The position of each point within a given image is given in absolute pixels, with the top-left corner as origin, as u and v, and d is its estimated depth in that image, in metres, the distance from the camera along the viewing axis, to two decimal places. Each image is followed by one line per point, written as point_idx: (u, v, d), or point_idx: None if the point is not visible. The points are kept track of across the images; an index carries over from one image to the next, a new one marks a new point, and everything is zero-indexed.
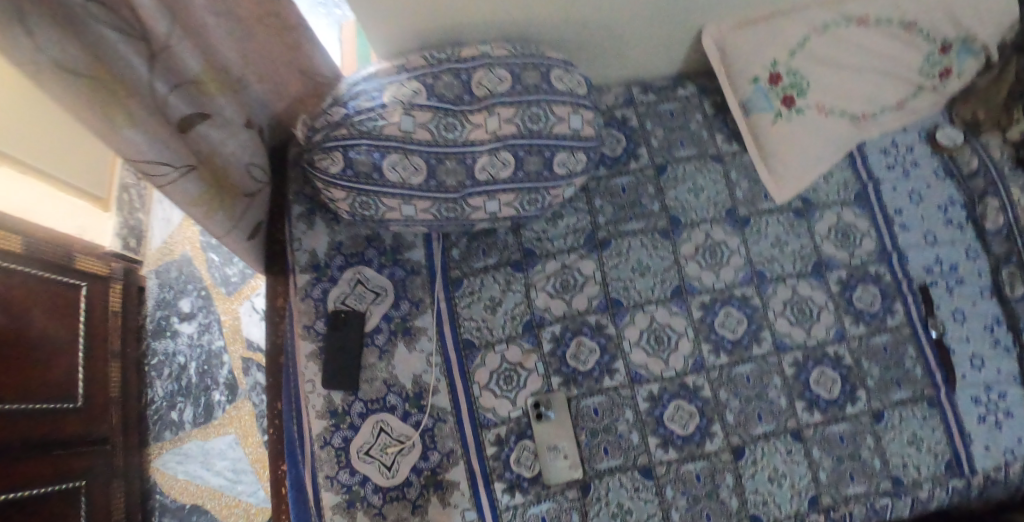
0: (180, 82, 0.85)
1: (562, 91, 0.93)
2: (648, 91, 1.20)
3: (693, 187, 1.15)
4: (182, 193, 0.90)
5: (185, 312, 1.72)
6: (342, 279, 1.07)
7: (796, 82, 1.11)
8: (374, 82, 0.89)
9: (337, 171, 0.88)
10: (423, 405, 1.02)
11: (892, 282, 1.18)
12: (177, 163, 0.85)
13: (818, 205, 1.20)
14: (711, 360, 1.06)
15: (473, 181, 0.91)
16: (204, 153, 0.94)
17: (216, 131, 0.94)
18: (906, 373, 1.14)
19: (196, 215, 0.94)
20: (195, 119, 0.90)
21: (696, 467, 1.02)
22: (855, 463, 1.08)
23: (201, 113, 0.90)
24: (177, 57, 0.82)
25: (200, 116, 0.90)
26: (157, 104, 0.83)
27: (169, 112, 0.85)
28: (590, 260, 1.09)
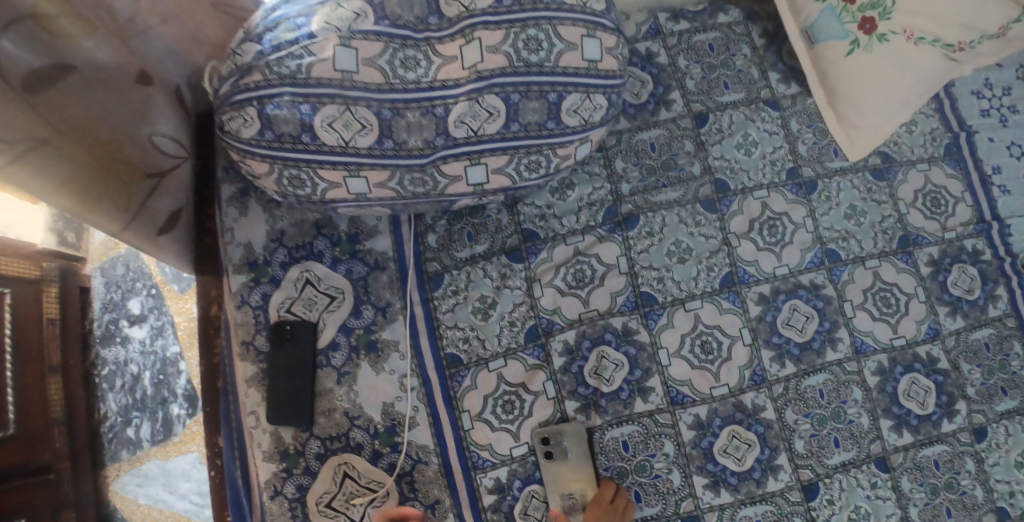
0: (14, 16, 0.58)
1: (570, 6, 0.65)
2: (679, 17, 0.91)
3: (744, 141, 0.88)
4: (42, 178, 0.64)
5: (135, 315, 1.32)
6: (287, 279, 0.81)
7: (876, 0, 0.83)
8: (299, 4, 0.62)
9: (253, 135, 0.63)
10: (398, 442, 0.78)
11: (993, 259, 0.92)
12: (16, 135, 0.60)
13: (900, 162, 0.94)
14: (773, 371, 0.81)
15: (446, 139, 0.65)
16: (79, 122, 0.67)
17: (90, 90, 0.68)
18: (1012, 377, 0.88)
19: (72, 206, 0.69)
20: (51, 71, 0.63)
21: (756, 513, 0.78)
22: (953, 496, 0.83)
23: (61, 62, 0.64)
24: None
25: (59, 68, 0.64)
26: None
27: (7, 64, 0.58)
28: (613, 244, 0.82)
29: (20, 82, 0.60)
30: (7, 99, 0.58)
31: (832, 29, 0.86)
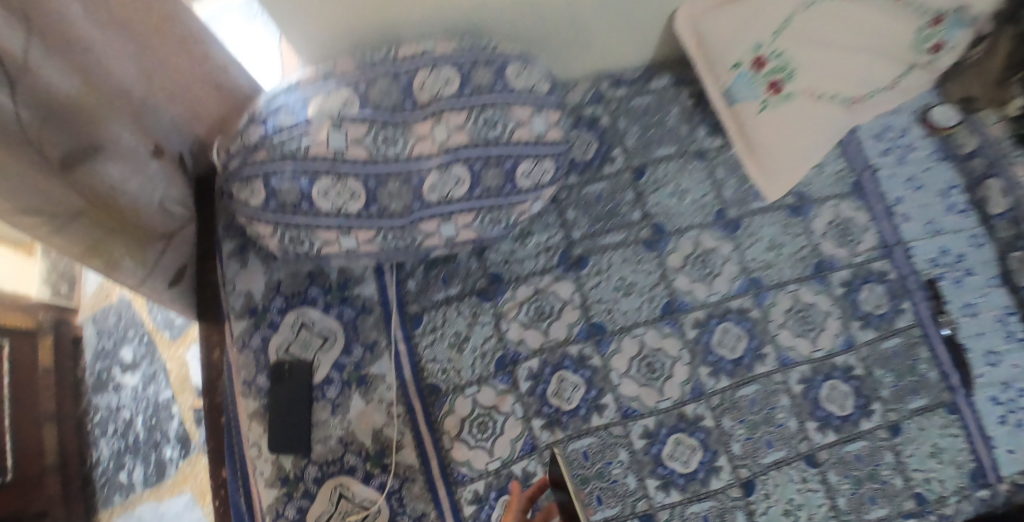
0: (55, 111, 0.68)
1: (521, 90, 0.80)
2: (619, 84, 1.07)
3: (677, 189, 1.03)
4: (64, 240, 0.75)
5: (127, 362, 1.52)
6: (284, 324, 0.92)
7: (783, 66, 0.99)
8: (296, 93, 0.74)
9: (259, 204, 0.75)
10: (387, 464, 0.88)
11: (897, 279, 1.07)
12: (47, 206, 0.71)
13: (814, 200, 1.08)
14: (710, 385, 0.94)
15: (422, 203, 0.78)
16: (101, 193, 0.78)
17: (114, 167, 0.78)
18: (920, 379, 1.03)
19: (96, 265, 0.80)
20: (82, 154, 0.73)
21: (702, 508, 0.90)
22: (874, 484, 0.97)
23: (90, 146, 0.74)
24: (43, 79, 0.66)
25: (89, 150, 0.74)
26: (25, 140, 0.66)
27: (45, 149, 0.69)
28: (567, 282, 0.96)
29: (54, 163, 0.71)
30: (45, 179, 0.69)
31: (746, 92, 1.01)
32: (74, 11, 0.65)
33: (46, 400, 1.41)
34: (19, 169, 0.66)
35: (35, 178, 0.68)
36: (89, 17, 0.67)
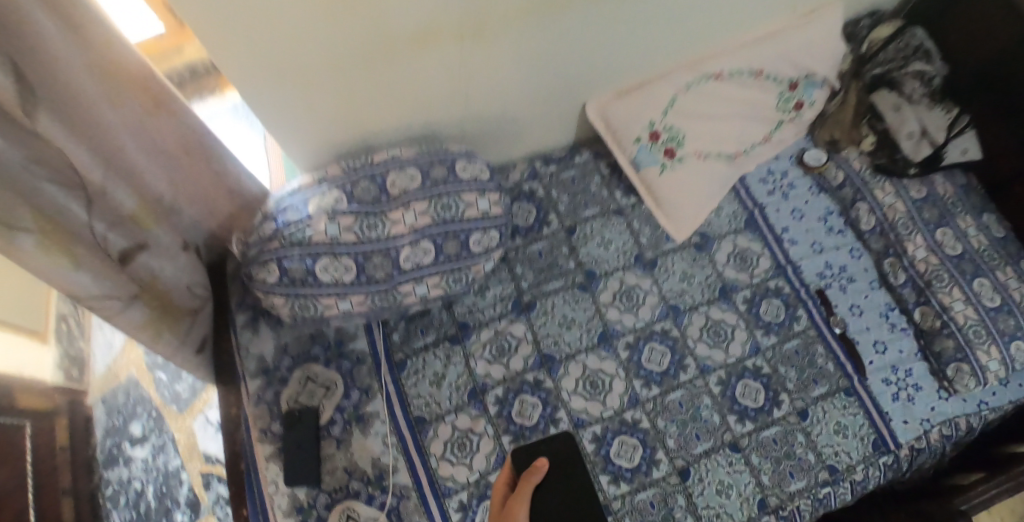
0: (116, 219, 0.90)
1: (468, 179, 1.07)
2: (549, 162, 1.37)
3: (603, 240, 1.29)
4: (128, 321, 0.95)
5: (137, 436, 1.63)
6: (292, 379, 1.13)
7: (673, 136, 1.29)
8: (300, 197, 1.01)
9: (274, 281, 0.98)
10: (385, 485, 1.06)
11: (792, 292, 1.29)
12: (122, 294, 0.90)
13: (715, 237, 1.33)
14: (644, 393, 1.16)
15: (399, 270, 1.02)
16: (148, 280, 0.99)
17: (155, 259, 1.00)
18: (820, 370, 1.21)
19: (145, 338, 1.00)
20: (134, 250, 0.95)
21: (648, 495, 1.09)
22: (792, 462, 1.13)
23: (139, 243, 0.96)
24: (111, 196, 0.88)
25: (139, 247, 0.96)
26: (99, 243, 0.87)
27: (110, 249, 0.90)
28: (520, 323, 1.19)
29: (117, 259, 0.92)
30: (119, 274, 0.90)
31: (648, 159, 1.30)
32: (133, 145, 0.88)
33: (65, 476, 1.49)
34: (104, 268, 0.86)
35: (115, 274, 0.88)
36: (142, 148, 0.90)
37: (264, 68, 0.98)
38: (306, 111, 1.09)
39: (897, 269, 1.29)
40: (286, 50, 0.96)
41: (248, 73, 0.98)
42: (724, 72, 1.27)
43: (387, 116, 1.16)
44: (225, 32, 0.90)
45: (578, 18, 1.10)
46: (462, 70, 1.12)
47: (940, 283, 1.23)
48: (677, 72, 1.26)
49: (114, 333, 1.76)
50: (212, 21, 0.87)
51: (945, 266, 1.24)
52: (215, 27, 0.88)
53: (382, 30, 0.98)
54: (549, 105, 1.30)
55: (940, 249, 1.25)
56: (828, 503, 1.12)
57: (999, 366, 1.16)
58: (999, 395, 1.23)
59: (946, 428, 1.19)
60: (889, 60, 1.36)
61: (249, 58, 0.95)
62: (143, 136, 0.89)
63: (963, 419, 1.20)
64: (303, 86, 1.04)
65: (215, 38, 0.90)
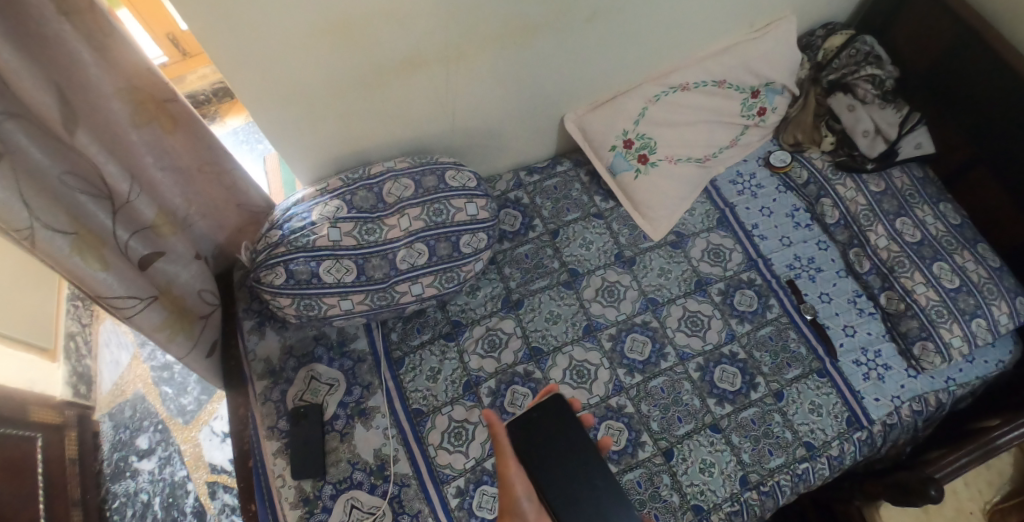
0: (138, 229, 1.09)
1: (457, 187, 1.21)
2: (532, 173, 1.49)
3: (584, 241, 1.39)
4: (149, 321, 1.10)
5: (143, 449, 1.66)
6: (297, 378, 1.21)
7: (645, 144, 1.40)
8: (303, 206, 1.16)
9: (281, 282, 1.11)
10: (387, 474, 1.13)
11: (764, 283, 1.38)
12: (143, 295, 1.06)
13: (689, 234, 1.43)
14: (627, 381, 1.24)
15: (396, 270, 1.15)
16: (163, 284, 1.16)
17: (171, 265, 1.17)
18: (793, 354, 1.30)
19: (162, 338, 1.14)
20: (152, 257, 1.13)
21: (635, 475, 1.16)
22: (770, 440, 1.21)
23: (157, 250, 1.14)
24: (135, 208, 1.07)
25: (156, 254, 1.13)
26: (121, 248, 1.05)
27: (130, 254, 1.08)
28: (509, 319, 1.29)
29: (136, 262, 1.10)
30: (138, 274, 1.07)
31: (623, 165, 1.41)
32: (150, 161, 1.08)
33: (74, 489, 1.52)
34: (125, 269, 1.03)
35: (135, 274, 1.06)
36: (158, 164, 1.10)
37: (270, 90, 1.08)
38: (308, 131, 1.19)
39: (861, 258, 1.38)
40: (290, 74, 1.07)
41: (256, 96, 1.08)
42: (689, 83, 1.39)
43: (382, 133, 1.26)
44: (236, 58, 1.01)
45: (552, 38, 1.22)
46: (451, 90, 1.22)
47: (903, 269, 1.31)
48: (644, 85, 1.40)
49: (120, 350, 1.81)
50: (225, 46, 0.99)
51: (905, 252, 1.32)
52: (228, 52, 1.00)
53: (377, 55, 1.09)
54: (530, 121, 1.41)
55: (899, 237, 1.34)
56: (807, 478, 1.19)
57: (961, 342, 1.24)
58: (965, 371, 1.30)
59: (916, 404, 1.26)
60: (844, 67, 1.45)
61: (257, 81, 1.06)
62: (159, 153, 1.09)
63: (932, 394, 1.27)
64: (306, 107, 1.14)
65: (227, 63, 1.01)
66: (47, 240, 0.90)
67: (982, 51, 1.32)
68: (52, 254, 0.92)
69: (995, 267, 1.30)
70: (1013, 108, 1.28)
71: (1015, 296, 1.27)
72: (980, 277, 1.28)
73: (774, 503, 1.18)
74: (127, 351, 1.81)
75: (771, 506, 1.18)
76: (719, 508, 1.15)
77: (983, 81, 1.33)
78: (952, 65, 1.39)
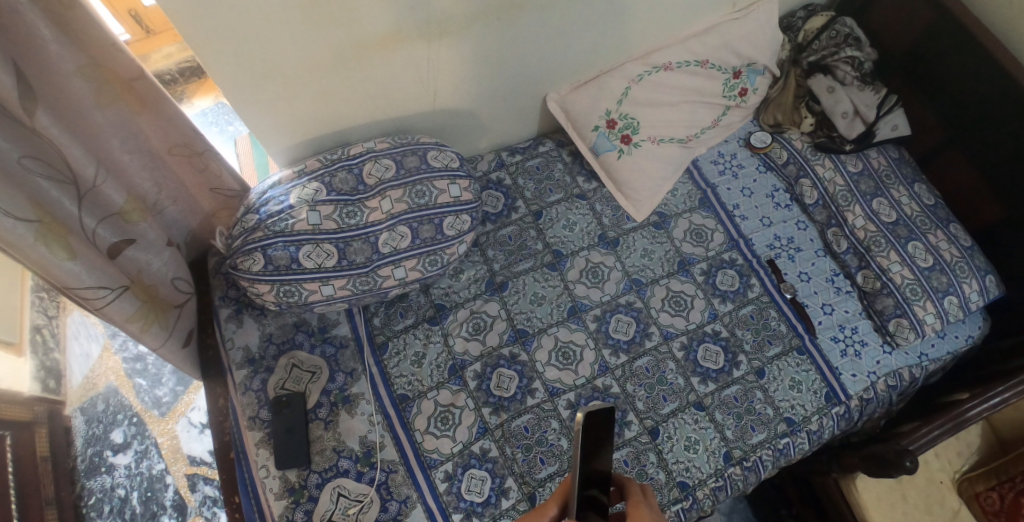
0: (106, 216, 1.05)
1: (439, 167, 1.19)
2: (514, 153, 1.47)
3: (567, 223, 1.39)
4: (120, 311, 1.06)
5: (118, 443, 1.62)
6: (278, 367, 1.19)
7: (628, 124, 1.39)
8: (280, 188, 1.14)
9: (259, 268, 1.09)
10: (373, 461, 1.12)
11: (745, 262, 1.39)
12: (113, 285, 1.03)
13: (671, 215, 1.43)
14: (613, 361, 1.25)
15: (379, 254, 1.13)
16: (134, 273, 1.12)
17: (141, 253, 1.13)
18: (773, 331, 1.31)
19: (135, 329, 1.11)
20: (122, 245, 1.09)
21: (622, 454, 1.17)
22: (752, 417, 1.23)
23: (127, 238, 1.10)
24: (101, 193, 1.03)
25: (126, 242, 1.10)
26: (88, 236, 1.02)
27: (98, 241, 1.04)
28: (494, 302, 1.28)
29: (105, 251, 1.06)
30: (108, 263, 1.03)
31: (606, 145, 1.41)
32: (116, 144, 1.04)
33: (47, 487, 1.48)
34: (93, 258, 1.00)
35: (104, 263, 1.02)
36: (125, 147, 1.06)
37: (245, 65, 1.04)
38: (285, 110, 1.15)
39: (840, 237, 1.40)
40: (267, 51, 1.03)
41: (230, 72, 1.04)
42: (672, 63, 1.39)
43: (361, 113, 1.23)
44: (210, 31, 0.97)
45: (534, 16, 1.20)
46: (432, 68, 1.19)
47: (879, 248, 1.34)
48: (628, 64, 1.38)
49: (90, 342, 1.74)
50: (197, 19, 0.95)
51: (881, 232, 1.35)
52: (200, 25, 0.96)
53: (356, 31, 1.06)
54: (512, 102, 1.39)
55: (876, 217, 1.36)
56: (788, 452, 1.22)
57: (934, 318, 1.28)
58: (937, 346, 1.34)
59: (891, 379, 1.29)
60: (823, 48, 1.46)
61: (231, 57, 1.02)
62: (126, 135, 1.05)
63: (906, 370, 1.30)
64: (283, 85, 1.10)
65: (200, 36, 0.97)
66: (7, 229, 0.85)
67: (957, 34, 1.34)
68: (15, 244, 0.87)
69: (967, 246, 1.33)
70: (987, 89, 1.31)
71: (985, 274, 1.31)
72: (953, 255, 1.31)
73: (756, 477, 1.20)
74: (97, 344, 1.75)
75: (754, 481, 1.20)
76: (703, 484, 1.16)
77: (956, 63, 1.36)
78: (928, 48, 1.41)
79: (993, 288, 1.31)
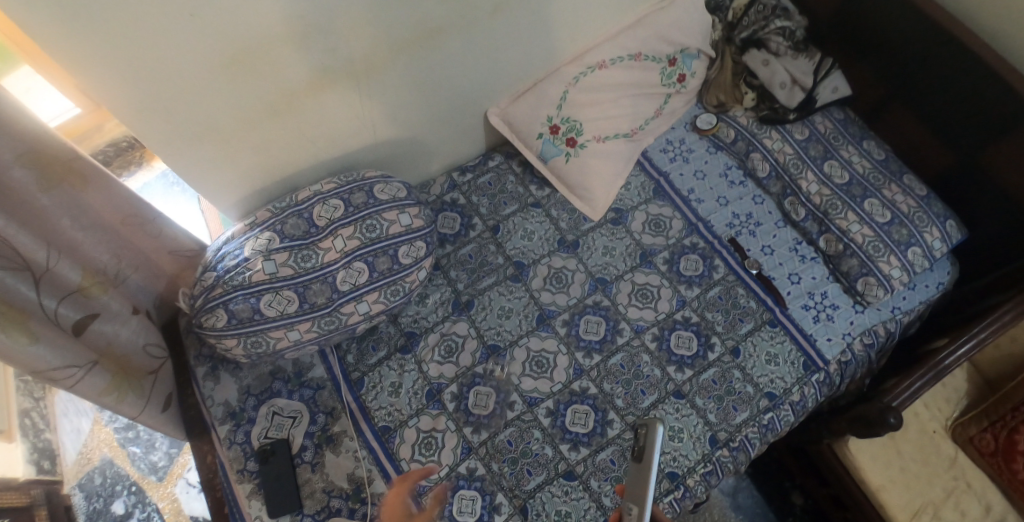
0: (66, 294, 1.05)
1: (387, 198, 1.21)
2: (466, 171, 1.49)
3: (526, 232, 1.40)
4: (92, 386, 1.07)
5: (121, 514, 1.62)
6: (260, 417, 1.20)
7: (572, 126, 1.41)
8: (233, 243, 1.15)
9: (224, 323, 1.10)
10: (364, 496, 1.13)
11: (707, 245, 1.40)
12: (81, 361, 1.04)
13: (628, 209, 1.45)
14: (587, 362, 1.26)
15: (339, 292, 1.14)
16: (103, 346, 1.13)
17: (109, 325, 1.14)
18: (743, 309, 1.33)
19: (111, 401, 1.11)
20: (87, 320, 1.10)
21: (607, 453, 1.17)
22: (733, 396, 1.24)
23: (92, 313, 1.11)
24: (58, 273, 1.03)
25: (91, 316, 1.10)
26: (51, 317, 1.02)
27: (63, 321, 1.05)
28: (462, 322, 1.29)
29: (70, 329, 1.07)
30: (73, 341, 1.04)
31: (553, 150, 1.42)
32: (66, 223, 1.05)
33: None
34: (57, 338, 1.00)
35: (68, 341, 1.03)
36: (77, 224, 1.07)
37: (178, 130, 1.05)
38: (228, 166, 1.16)
39: (796, 206, 1.41)
40: (198, 113, 1.05)
41: (165, 139, 1.06)
42: (606, 61, 1.41)
43: (304, 156, 1.24)
44: (137, 104, 0.98)
45: (460, 37, 1.21)
46: (366, 103, 1.21)
47: (836, 211, 1.35)
48: (562, 68, 1.41)
49: (80, 417, 1.75)
50: (121, 94, 0.96)
51: (836, 195, 1.36)
52: (125, 99, 0.97)
53: (283, 80, 1.07)
54: (454, 121, 1.41)
55: (829, 181, 1.38)
56: (774, 426, 1.23)
57: (900, 273, 1.29)
58: (908, 298, 1.36)
59: (867, 338, 1.31)
60: (754, 23, 1.49)
61: (163, 125, 1.03)
62: (75, 213, 1.06)
63: (880, 326, 1.32)
64: (221, 143, 1.11)
65: (128, 109, 0.98)
66: None
67: None
68: None
69: (922, 196, 1.35)
70: (916, 44, 1.34)
71: (944, 221, 1.32)
72: (909, 207, 1.33)
73: (745, 456, 1.21)
74: (87, 418, 1.75)
75: (743, 460, 1.21)
76: (692, 471, 1.18)
77: (882, 23, 1.39)
78: (854, 10, 1.44)
79: (954, 234, 1.32)
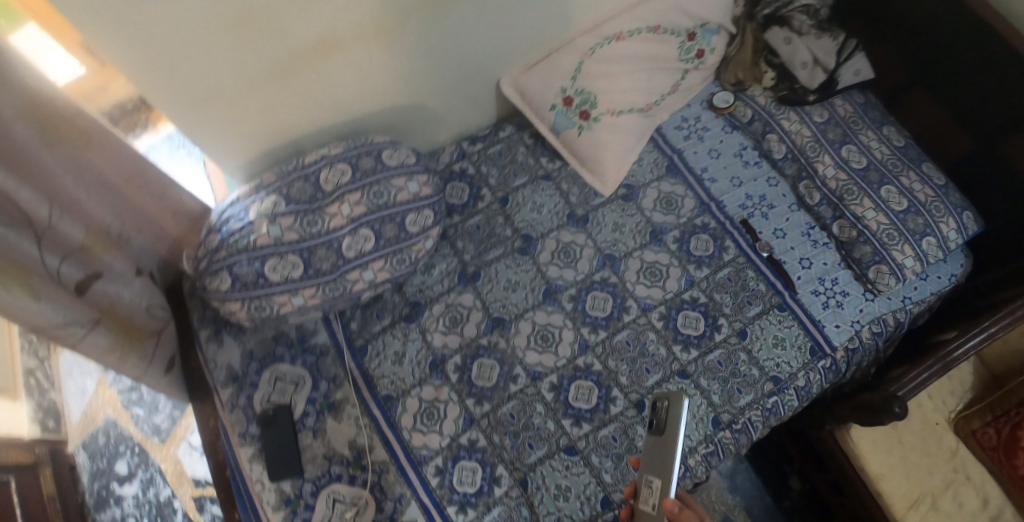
0: (69, 253, 1.04)
1: (395, 166, 1.19)
2: (475, 142, 1.46)
3: (535, 205, 1.38)
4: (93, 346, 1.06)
5: (123, 474, 1.63)
6: (262, 381, 1.19)
7: (585, 99, 1.38)
8: (239, 206, 1.13)
9: (227, 286, 1.09)
10: (365, 464, 1.13)
11: (718, 226, 1.38)
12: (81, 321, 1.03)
13: (640, 186, 1.42)
14: (592, 338, 1.25)
15: (344, 259, 1.13)
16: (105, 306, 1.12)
17: (111, 285, 1.13)
18: (752, 291, 1.31)
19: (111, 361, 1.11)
20: (89, 280, 1.08)
21: (610, 430, 1.17)
22: (738, 379, 1.23)
23: (94, 272, 1.09)
24: (61, 231, 1.02)
25: (94, 276, 1.09)
26: (53, 275, 1.01)
27: (65, 279, 1.04)
28: (467, 293, 1.28)
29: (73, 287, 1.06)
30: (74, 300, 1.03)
31: (566, 123, 1.39)
32: (69, 181, 1.03)
33: None
34: (58, 296, 0.99)
35: (70, 300, 1.02)
36: (79, 182, 1.05)
37: (183, 91, 1.03)
38: (233, 128, 1.14)
39: (811, 190, 1.38)
40: (204, 73, 1.02)
41: (170, 99, 1.03)
42: (623, 33, 1.37)
43: (311, 119, 1.22)
44: (142, 65, 0.96)
45: (474, 2, 1.18)
46: (375, 67, 1.18)
47: (852, 196, 1.33)
48: (579, 39, 1.38)
49: (85, 377, 1.75)
50: (127, 55, 0.93)
51: (852, 180, 1.34)
52: (131, 60, 0.94)
53: (290, 41, 1.05)
54: (465, 90, 1.38)
55: (846, 165, 1.35)
56: (778, 411, 1.22)
57: (913, 261, 1.27)
58: (920, 288, 1.34)
59: (876, 326, 1.29)
60: None
61: (168, 86, 1.01)
62: (77, 171, 1.04)
63: (890, 314, 1.30)
64: (227, 105, 1.09)
65: (133, 70, 0.96)
66: None
67: None
68: None
69: (940, 184, 1.32)
70: (943, 26, 1.30)
71: (962, 211, 1.30)
72: (926, 195, 1.30)
73: (747, 439, 1.20)
74: (92, 378, 1.76)
75: (745, 442, 1.20)
76: (694, 451, 1.17)
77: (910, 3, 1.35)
78: None
79: (971, 224, 1.30)
